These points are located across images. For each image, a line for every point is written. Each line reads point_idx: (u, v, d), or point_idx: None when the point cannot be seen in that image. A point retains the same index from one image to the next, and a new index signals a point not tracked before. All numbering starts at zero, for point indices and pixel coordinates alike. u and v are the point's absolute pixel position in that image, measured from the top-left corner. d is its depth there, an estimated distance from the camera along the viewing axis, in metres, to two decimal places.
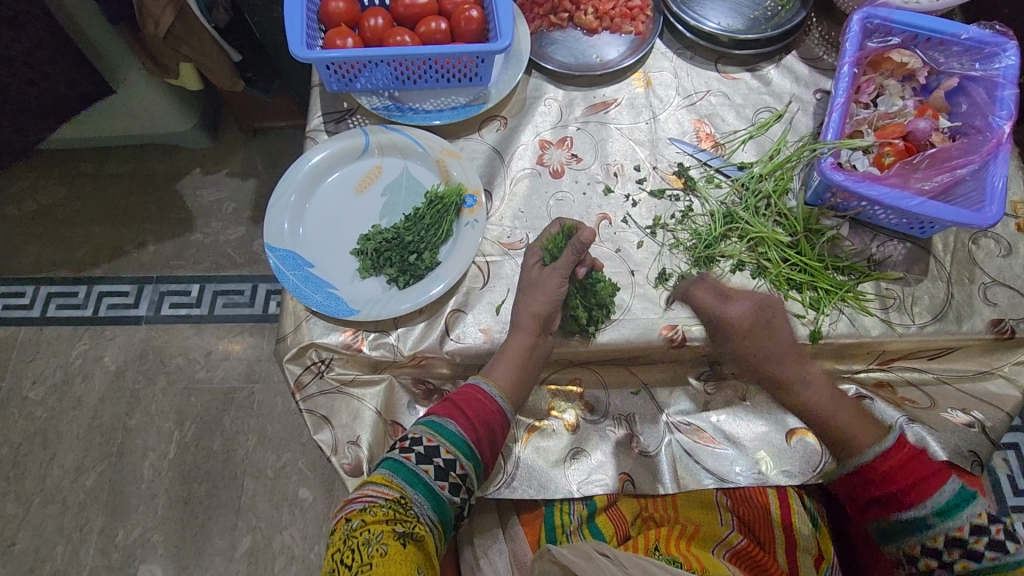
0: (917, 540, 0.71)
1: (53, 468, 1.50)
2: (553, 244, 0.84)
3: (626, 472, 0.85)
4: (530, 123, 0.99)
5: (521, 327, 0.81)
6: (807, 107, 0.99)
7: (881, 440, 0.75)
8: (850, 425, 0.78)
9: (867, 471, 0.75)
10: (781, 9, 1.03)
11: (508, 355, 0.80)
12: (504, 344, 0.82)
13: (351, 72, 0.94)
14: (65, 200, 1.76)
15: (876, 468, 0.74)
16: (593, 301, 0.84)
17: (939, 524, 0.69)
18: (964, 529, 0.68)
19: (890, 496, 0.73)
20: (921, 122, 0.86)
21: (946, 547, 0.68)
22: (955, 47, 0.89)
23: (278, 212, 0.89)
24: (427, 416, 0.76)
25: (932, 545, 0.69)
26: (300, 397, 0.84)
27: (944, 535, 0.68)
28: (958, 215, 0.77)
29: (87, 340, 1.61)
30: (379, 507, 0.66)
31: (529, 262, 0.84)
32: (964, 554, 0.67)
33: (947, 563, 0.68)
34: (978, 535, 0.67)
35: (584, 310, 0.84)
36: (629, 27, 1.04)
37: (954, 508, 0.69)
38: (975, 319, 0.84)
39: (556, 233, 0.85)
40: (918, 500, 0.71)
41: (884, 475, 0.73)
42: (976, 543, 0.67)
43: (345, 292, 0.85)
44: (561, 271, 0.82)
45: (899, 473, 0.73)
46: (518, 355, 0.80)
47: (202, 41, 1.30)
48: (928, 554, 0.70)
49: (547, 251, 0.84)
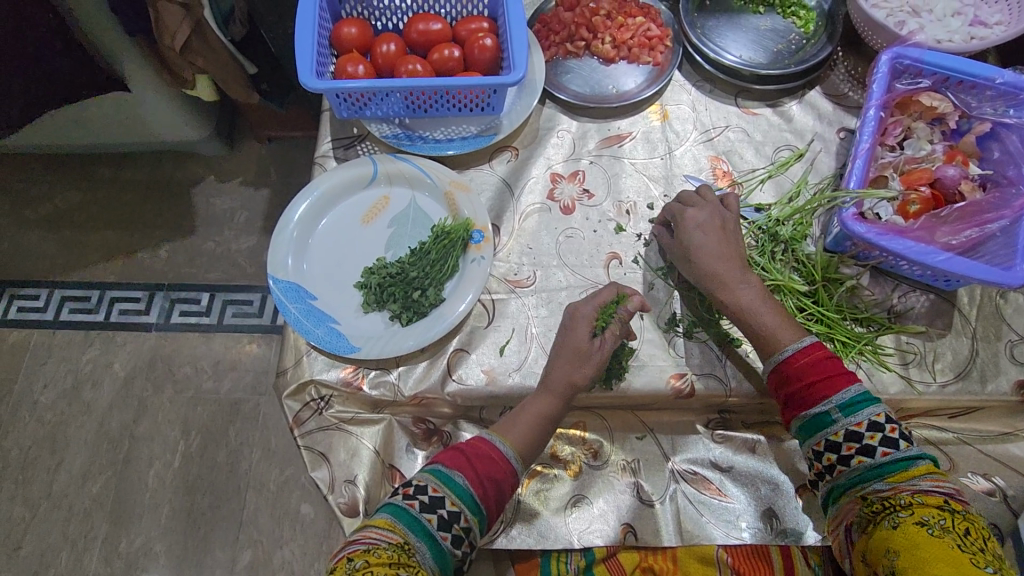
0: (822, 435, 0.69)
1: (60, 474, 1.51)
2: (604, 313, 0.77)
3: (629, 522, 0.83)
4: (542, 155, 0.97)
5: (550, 392, 0.77)
6: (830, 146, 0.96)
7: (800, 338, 0.73)
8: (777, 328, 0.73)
9: (785, 367, 0.72)
10: (806, 43, 1.00)
11: (525, 416, 0.77)
12: (522, 403, 0.79)
13: (361, 101, 0.92)
14: (81, 205, 1.78)
15: (791, 365, 0.71)
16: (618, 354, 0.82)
17: (842, 418, 0.68)
18: (863, 423, 0.67)
19: (805, 391, 0.70)
20: (949, 169, 0.83)
21: (845, 441, 0.68)
22: (988, 91, 0.85)
23: (282, 245, 0.87)
24: (433, 464, 0.73)
25: (834, 440, 0.68)
26: (298, 433, 0.83)
27: (845, 430, 0.68)
28: (986, 272, 0.74)
29: (97, 346, 1.63)
30: (383, 550, 0.64)
31: (578, 321, 0.78)
32: (861, 449, 0.67)
33: (846, 457, 0.68)
34: (874, 431, 0.67)
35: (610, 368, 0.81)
36: (647, 57, 1.01)
37: (856, 404, 0.68)
38: (1001, 380, 0.80)
39: (609, 301, 0.79)
40: (826, 394, 0.69)
41: (797, 369, 0.71)
42: (871, 438, 0.67)
43: (347, 327, 0.84)
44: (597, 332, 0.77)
45: (813, 369, 0.70)
46: (538, 416, 0.77)
47: (217, 54, 1.29)
48: (831, 449, 0.69)
49: (598, 320, 0.77)
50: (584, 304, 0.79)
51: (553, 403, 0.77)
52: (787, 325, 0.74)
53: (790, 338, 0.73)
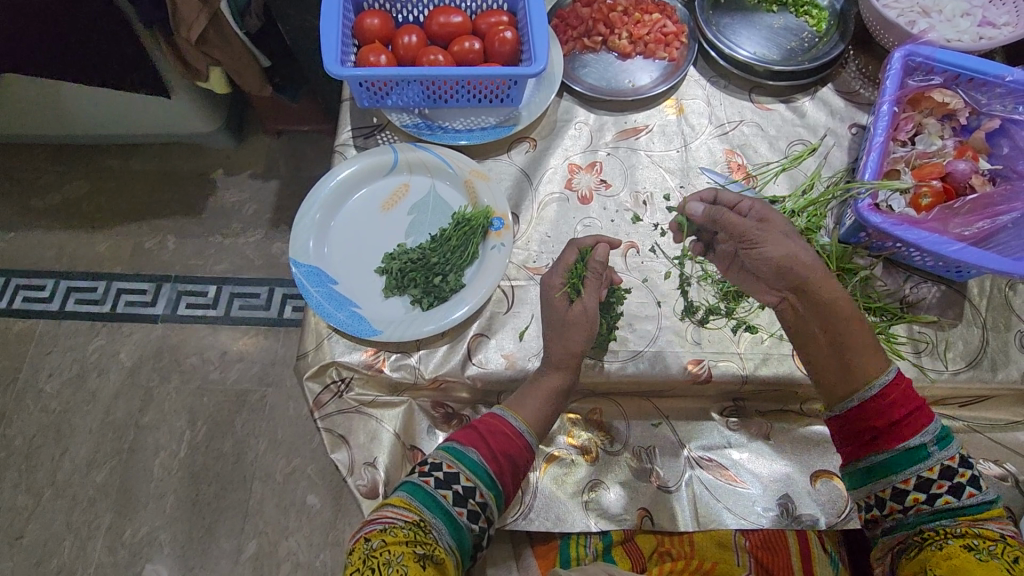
0: (915, 471, 0.66)
1: (64, 463, 1.50)
2: (574, 275, 0.79)
3: (646, 507, 0.84)
4: (559, 146, 0.99)
5: (554, 367, 0.78)
6: (842, 141, 0.98)
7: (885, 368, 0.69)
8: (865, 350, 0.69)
9: (878, 400, 0.67)
10: (819, 41, 1.02)
11: (536, 393, 0.78)
12: (533, 379, 0.79)
13: (384, 90, 0.94)
14: (88, 195, 1.78)
15: (884, 398, 0.67)
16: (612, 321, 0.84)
17: (939, 452, 0.65)
18: (954, 458, 0.66)
19: (898, 425, 0.67)
20: (960, 164, 0.84)
21: (938, 478, 0.65)
22: (998, 89, 0.87)
23: (303, 231, 0.88)
24: (447, 442, 0.74)
25: (926, 476, 0.65)
26: (318, 415, 0.83)
27: (941, 465, 0.65)
28: (998, 263, 0.76)
29: (104, 335, 1.62)
30: (399, 529, 0.64)
31: (553, 290, 0.80)
32: (952, 489, 0.65)
33: (933, 496, 0.65)
34: (965, 468, 0.65)
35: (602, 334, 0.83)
36: (663, 52, 1.03)
37: (946, 438, 0.66)
38: (1012, 368, 0.82)
39: (574, 262, 0.80)
40: (921, 426, 0.66)
41: (890, 402, 0.67)
42: (962, 476, 0.65)
43: (369, 311, 0.85)
44: (591, 304, 0.77)
45: (902, 402, 0.67)
46: (551, 393, 0.78)
47: (233, 46, 1.30)
48: (919, 488, 0.66)
49: (570, 285, 0.79)
50: (554, 275, 0.81)
51: (559, 377, 0.78)
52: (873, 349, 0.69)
53: (882, 366, 0.69)
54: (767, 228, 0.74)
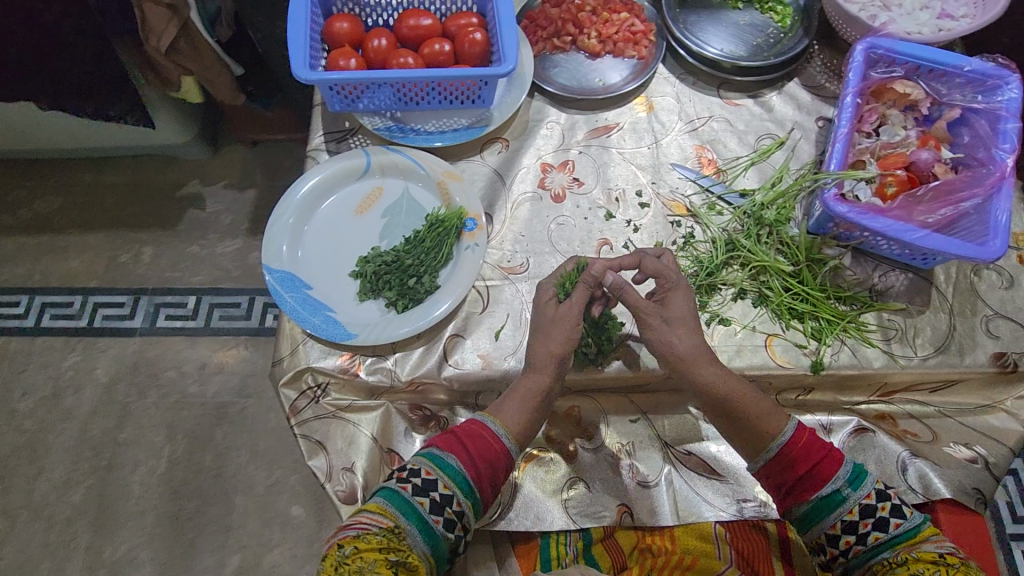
0: (837, 517, 0.68)
1: (40, 483, 1.47)
2: (566, 280, 0.81)
3: (626, 503, 0.84)
4: (532, 146, 0.99)
5: (535, 368, 0.77)
6: (809, 134, 1.00)
7: (785, 423, 0.72)
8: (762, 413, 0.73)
9: (782, 458, 0.70)
10: (784, 37, 1.04)
11: (517, 396, 0.77)
12: (512, 386, 0.79)
13: (354, 93, 0.94)
14: (60, 209, 1.75)
15: (785, 455, 0.70)
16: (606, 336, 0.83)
17: (853, 494, 0.67)
18: (871, 495, 0.68)
19: (807, 477, 0.69)
20: (923, 153, 0.86)
21: (861, 518, 0.67)
22: (957, 79, 0.89)
23: (276, 236, 0.88)
24: (427, 448, 0.72)
25: (849, 519, 0.67)
26: (295, 422, 0.83)
27: (858, 506, 0.67)
28: (962, 248, 0.77)
29: (79, 351, 1.60)
30: (373, 536, 0.64)
31: (544, 297, 0.80)
32: (877, 524, 0.67)
33: (862, 535, 0.67)
34: (883, 501, 0.67)
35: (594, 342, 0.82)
36: (632, 51, 1.04)
37: (857, 478, 0.68)
38: (978, 353, 0.83)
39: (570, 269, 0.82)
40: (829, 474, 0.68)
41: (793, 458, 0.70)
42: (883, 509, 0.67)
43: (343, 315, 0.84)
44: (576, 307, 0.78)
45: (807, 454, 0.70)
46: (528, 395, 0.77)
47: (203, 56, 1.29)
48: (847, 530, 0.67)
49: (560, 288, 0.80)
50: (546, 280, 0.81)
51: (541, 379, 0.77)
52: (772, 410, 0.73)
53: (780, 422, 0.72)
54: (654, 309, 0.77)
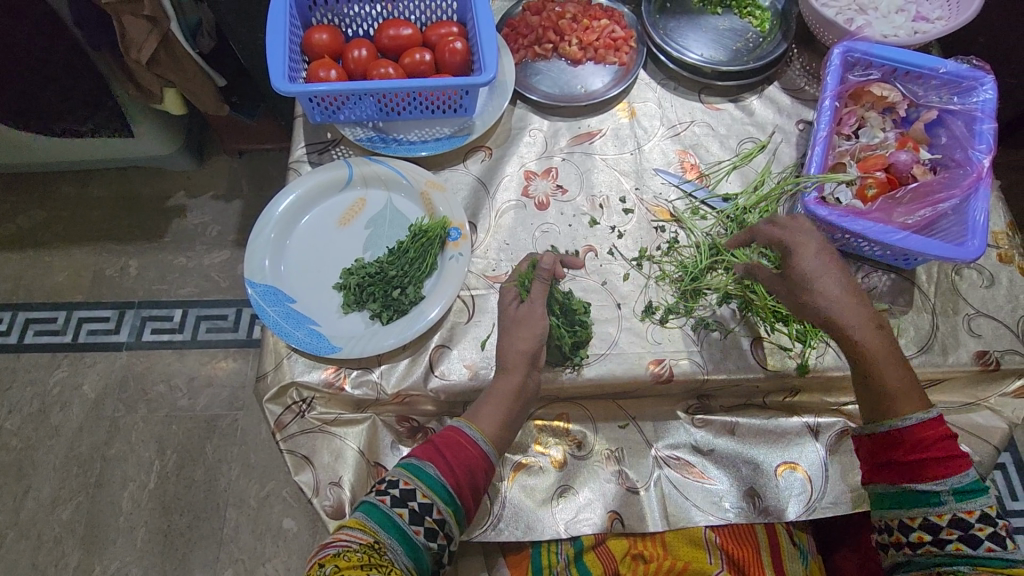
0: (922, 512, 0.67)
1: (28, 501, 1.45)
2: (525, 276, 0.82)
3: (616, 510, 0.84)
4: (514, 154, 0.99)
5: (508, 370, 0.76)
6: (790, 137, 1.00)
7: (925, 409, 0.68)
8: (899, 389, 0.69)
9: (901, 436, 0.68)
10: (763, 41, 1.05)
11: (495, 398, 0.76)
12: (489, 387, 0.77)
13: (334, 104, 0.94)
14: (45, 224, 1.73)
15: (910, 436, 0.68)
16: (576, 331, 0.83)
17: (953, 503, 0.66)
18: (972, 512, 0.66)
19: (913, 465, 0.68)
20: (902, 155, 0.87)
21: (949, 526, 0.66)
22: (933, 81, 0.90)
23: (257, 250, 0.87)
24: (406, 459, 0.72)
25: (934, 521, 0.66)
26: (280, 437, 0.82)
27: (951, 515, 0.66)
28: (940, 248, 0.78)
29: (65, 367, 1.58)
30: (352, 552, 0.63)
31: (506, 299, 0.80)
32: (963, 538, 0.65)
33: (942, 540, 0.66)
34: (983, 523, 0.65)
35: (569, 341, 0.82)
36: (613, 57, 1.04)
37: (971, 492, 0.66)
38: (961, 352, 0.84)
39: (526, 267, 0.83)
40: (941, 473, 0.66)
41: (916, 442, 0.67)
42: (980, 531, 0.65)
43: (327, 328, 0.84)
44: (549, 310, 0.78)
45: (932, 446, 0.67)
46: (506, 399, 0.76)
47: (185, 67, 1.28)
48: (926, 528, 0.67)
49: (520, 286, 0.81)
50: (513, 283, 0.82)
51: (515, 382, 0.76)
52: (911, 391, 0.69)
53: (915, 408, 0.68)
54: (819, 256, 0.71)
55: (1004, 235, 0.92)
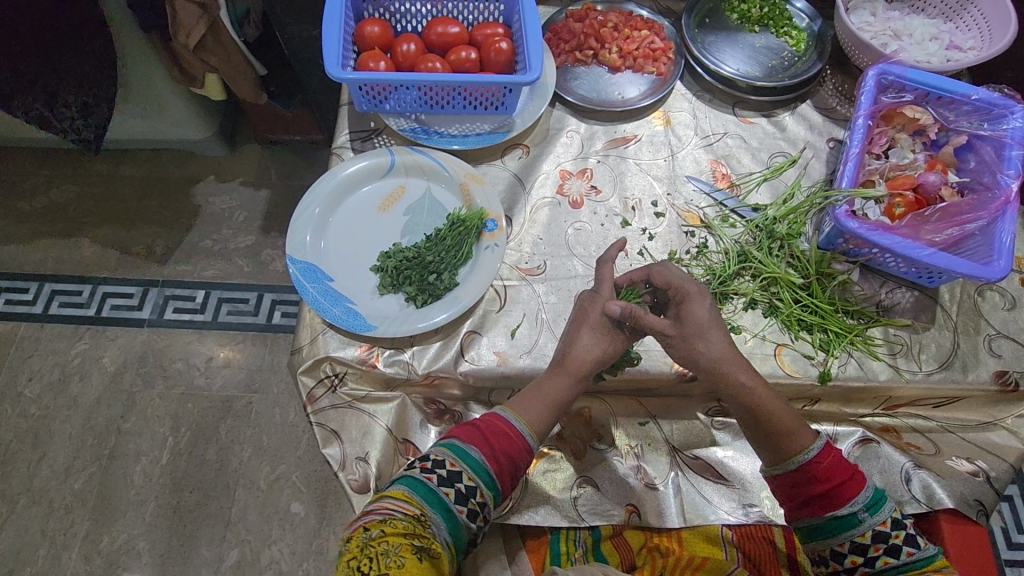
0: (847, 537, 0.70)
1: (41, 469, 1.47)
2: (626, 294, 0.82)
3: (633, 503, 0.86)
4: (551, 153, 1.02)
5: (563, 369, 0.78)
6: (821, 154, 1.03)
7: (812, 441, 0.73)
8: (792, 427, 0.74)
9: (807, 469, 0.72)
10: (798, 60, 1.08)
11: (541, 388, 0.77)
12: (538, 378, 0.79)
13: (382, 94, 0.97)
14: (76, 199, 1.78)
15: (813, 467, 0.71)
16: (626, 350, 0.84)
17: (869, 519, 0.69)
18: (886, 522, 0.69)
19: (825, 495, 0.71)
20: (931, 176, 0.89)
21: (873, 543, 0.69)
22: (964, 107, 0.93)
23: (302, 225, 0.90)
24: (449, 439, 0.73)
25: (860, 541, 0.69)
26: (311, 410, 0.84)
27: (872, 531, 0.69)
28: (967, 267, 0.80)
29: (87, 340, 1.60)
30: (398, 521, 0.65)
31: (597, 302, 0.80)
32: (889, 550, 0.68)
33: (871, 559, 0.69)
34: (898, 529, 0.69)
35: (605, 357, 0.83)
36: (651, 67, 1.07)
37: (876, 504, 0.70)
38: (981, 370, 0.86)
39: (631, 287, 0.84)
40: (852, 495, 0.70)
41: (817, 473, 0.71)
42: (896, 538, 0.69)
43: (364, 307, 0.86)
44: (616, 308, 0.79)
45: (834, 472, 0.71)
46: (555, 392, 0.77)
47: (230, 53, 1.32)
48: (856, 551, 0.69)
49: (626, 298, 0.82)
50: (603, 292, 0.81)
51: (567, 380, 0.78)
52: (800, 426, 0.74)
53: (807, 441, 0.73)
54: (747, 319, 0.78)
55: None
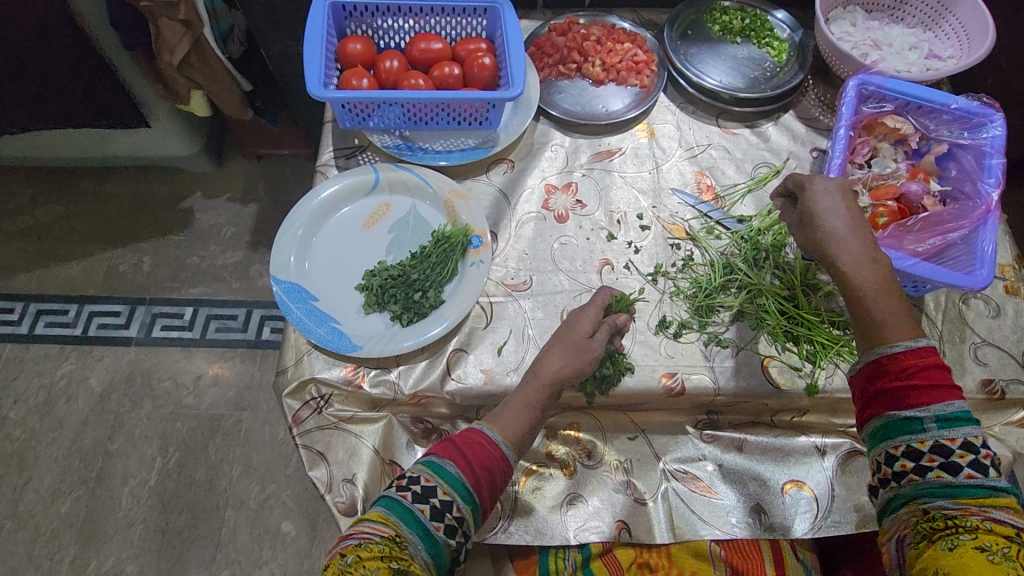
0: (907, 440, 0.66)
1: (27, 493, 1.45)
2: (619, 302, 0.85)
3: (623, 520, 0.85)
4: (536, 167, 1.02)
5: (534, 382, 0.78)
6: (804, 164, 1.03)
7: (914, 337, 0.68)
8: (892, 318, 0.68)
9: (890, 362, 0.67)
10: (780, 70, 1.08)
11: (516, 403, 0.77)
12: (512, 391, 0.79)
13: (365, 111, 0.97)
14: (61, 217, 1.76)
15: (900, 361, 0.67)
16: (616, 364, 0.84)
17: (937, 429, 0.64)
18: (956, 439, 0.64)
19: (902, 391, 0.67)
20: (913, 185, 0.90)
21: (929, 452, 0.65)
22: (945, 116, 0.93)
23: (285, 245, 0.90)
24: (426, 456, 0.73)
25: (916, 448, 0.65)
26: (297, 432, 0.83)
27: (934, 441, 0.64)
28: (950, 276, 0.80)
29: (73, 360, 1.59)
30: (373, 544, 0.64)
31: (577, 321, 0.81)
32: (945, 464, 0.64)
33: (923, 467, 0.65)
34: (965, 450, 0.64)
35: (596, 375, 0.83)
36: (634, 80, 1.08)
37: (956, 420, 0.65)
38: (967, 379, 0.86)
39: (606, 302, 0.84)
40: (926, 400, 0.65)
41: (907, 368, 0.66)
42: (960, 457, 0.64)
43: (348, 327, 0.85)
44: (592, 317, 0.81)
45: (921, 372, 0.66)
46: (526, 404, 0.77)
47: (215, 71, 1.31)
48: (909, 455, 0.66)
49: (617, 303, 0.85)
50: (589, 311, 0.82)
51: (540, 390, 0.77)
52: (902, 319, 0.68)
53: (907, 335, 0.68)
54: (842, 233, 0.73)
55: (1009, 268, 0.94)
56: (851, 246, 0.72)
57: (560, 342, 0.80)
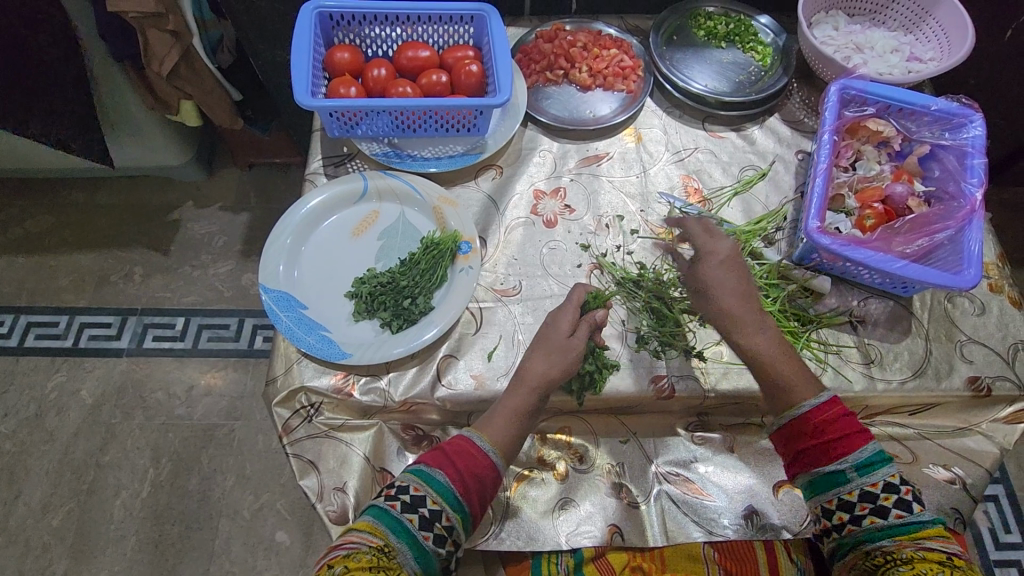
0: (835, 493, 0.71)
1: (17, 507, 1.44)
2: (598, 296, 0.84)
3: (615, 523, 0.85)
4: (524, 173, 1.02)
5: (520, 390, 0.78)
6: (790, 166, 1.04)
7: (816, 394, 0.74)
8: (794, 376, 0.75)
9: (802, 425, 0.74)
10: (765, 75, 1.09)
11: (504, 413, 0.77)
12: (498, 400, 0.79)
13: (353, 120, 0.97)
14: (52, 229, 1.75)
15: (809, 422, 0.73)
16: (601, 363, 0.84)
17: (858, 478, 0.70)
18: (877, 484, 0.70)
19: (821, 449, 0.73)
20: (897, 187, 0.91)
21: (859, 501, 0.70)
22: (925, 117, 0.95)
23: (274, 254, 0.90)
24: (415, 464, 0.73)
25: (847, 499, 0.71)
26: (287, 441, 0.84)
27: (859, 490, 0.70)
28: (939, 277, 0.81)
29: (64, 371, 1.58)
30: (362, 555, 0.64)
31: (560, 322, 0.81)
32: (875, 509, 0.70)
33: (857, 516, 0.70)
34: (889, 492, 0.70)
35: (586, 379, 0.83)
36: (621, 85, 1.09)
37: (872, 466, 0.71)
38: (954, 377, 0.86)
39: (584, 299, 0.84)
40: (842, 452, 0.71)
41: (819, 427, 0.73)
42: (885, 500, 0.70)
43: (337, 335, 0.85)
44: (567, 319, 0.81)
45: (832, 428, 0.73)
46: (514, 412, 0.77)
47: (204, 81, 1.31)
48: (843, 508, 0.71)
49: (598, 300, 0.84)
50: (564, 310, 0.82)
51: (527, 398, 0.77)
52: (801, 376, 0.76)
53: (812, 392, 0.74)
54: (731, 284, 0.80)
55: (994, 266, 0.95)
56: (745, 319, 0.78)
57: (542, 345, 0.80)
